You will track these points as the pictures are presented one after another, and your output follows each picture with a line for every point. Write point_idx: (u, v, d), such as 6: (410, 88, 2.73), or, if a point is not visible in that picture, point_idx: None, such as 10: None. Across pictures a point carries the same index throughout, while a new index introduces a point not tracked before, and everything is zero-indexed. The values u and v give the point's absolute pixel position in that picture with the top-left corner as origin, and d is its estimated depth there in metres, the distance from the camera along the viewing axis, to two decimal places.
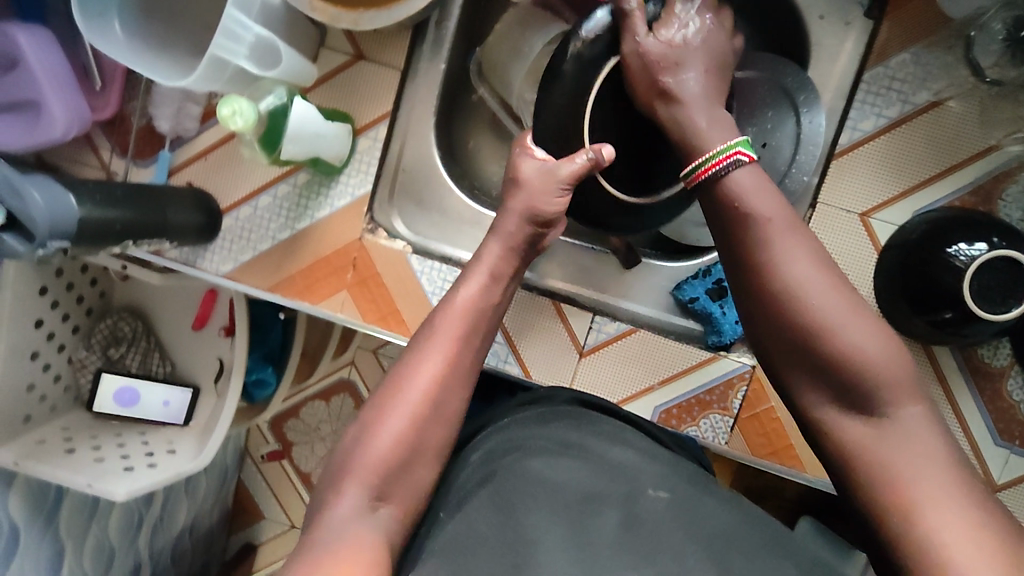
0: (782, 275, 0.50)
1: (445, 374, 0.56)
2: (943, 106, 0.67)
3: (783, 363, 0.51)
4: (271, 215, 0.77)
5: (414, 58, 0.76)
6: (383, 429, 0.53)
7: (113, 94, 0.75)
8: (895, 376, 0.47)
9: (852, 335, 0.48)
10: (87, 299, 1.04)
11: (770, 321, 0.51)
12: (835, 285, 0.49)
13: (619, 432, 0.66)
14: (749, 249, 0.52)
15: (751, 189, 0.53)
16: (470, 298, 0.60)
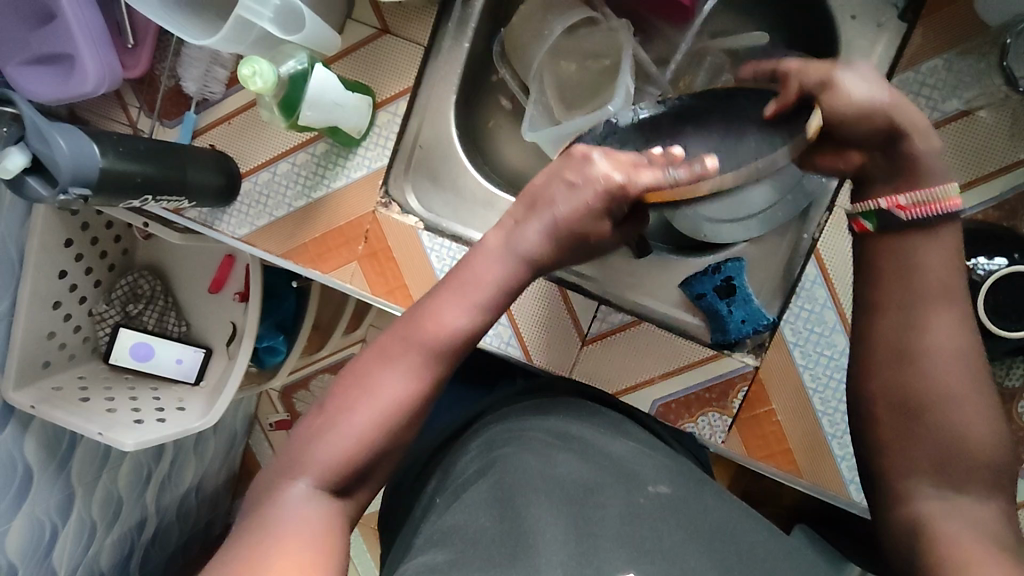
0: (927, 344, 0.56)
1: (411, 393, 0.56)
2: (973, 116, 0.65)
3: (891, 420, 0.57)
4: (288, 182, 0.78)
5: (438, 37, 0.76)
6: (342, 431, 0.54)
7: (144, 54, 0.76)
8: (986, 465, 0.54)
9: (964, 420, 0.55)
10: (110, 255, 1.07)
11: (899, 378, 0.57)
12: (971, 373, 0.56)
13: (609, 425, 0.67)
14: (904, 307, 0.58)
15: (925, 254, 0.58)
16: (455, 321, 0.58)
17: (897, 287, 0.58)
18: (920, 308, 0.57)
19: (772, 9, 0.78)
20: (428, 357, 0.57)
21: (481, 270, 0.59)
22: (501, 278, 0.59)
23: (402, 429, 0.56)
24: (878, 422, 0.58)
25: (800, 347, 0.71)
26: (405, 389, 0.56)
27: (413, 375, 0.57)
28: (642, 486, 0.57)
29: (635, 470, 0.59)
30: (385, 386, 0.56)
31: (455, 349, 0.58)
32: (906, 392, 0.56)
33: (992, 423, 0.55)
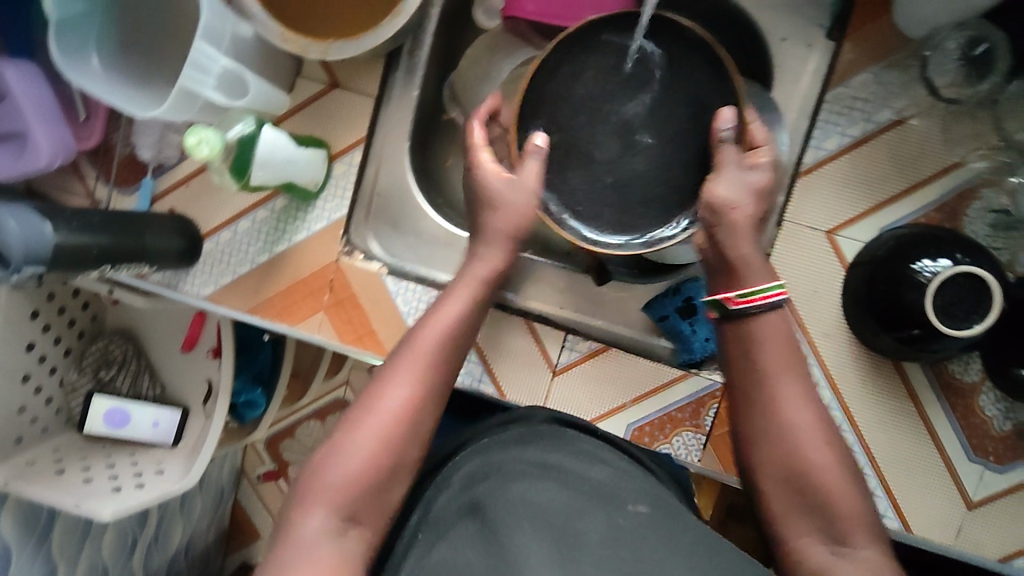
0: (784, 416, 0.59)
1: (416, 401, 0.59)
2: (905, 124, 0.68)
3: (773, 492, 0.59)
4: (249, 239, 0.79)
5: (387, 85, 0.78)
6: (351, 454, 0.56)
7: (97, 125, 0.76)
8: (859, 519, 0.56)
9: (833, 483, 0.57)
10: (80, 322, 1.07)
11: (766, 450, 0.59)
12: (827, 437, 0.58)
13: (590, 452, 0.66)
14: (755, 383, 0.60)
15: (765, 337, 0.60)
16: (448, 321, 0.62)
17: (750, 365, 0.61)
18: (770, 383, 0.60)
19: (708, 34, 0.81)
20: (432, 363, 0.60)
21: (468, 279, 0.65)
22: (459, 315, 0.63)
23: (412, 439, 0.58)
24: (763, 494, 0.59)
25: None
26: (411, 397, 0.58)
27: (416, 383, 0.59)
28: (623, 506, 0.57)
29: (612, 491, 0.59)
30: (390, 398, 0.58)
31: (445, 364, 0.61)
32: (776, 461, 0.58)
33: (853, 480, 0.58)
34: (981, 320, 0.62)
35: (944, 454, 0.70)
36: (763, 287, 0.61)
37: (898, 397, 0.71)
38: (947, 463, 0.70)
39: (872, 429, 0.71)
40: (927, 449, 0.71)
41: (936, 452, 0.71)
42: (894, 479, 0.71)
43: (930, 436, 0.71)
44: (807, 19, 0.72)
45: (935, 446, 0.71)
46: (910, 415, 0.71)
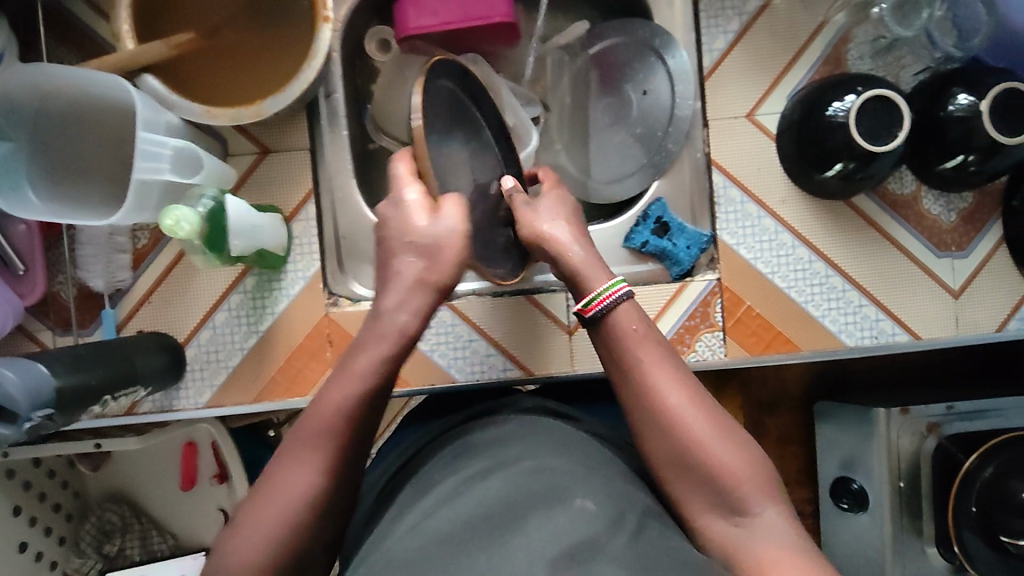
0: (658, 394, 0.55)
1: (321, 485, 0.52)
2: (771, 6, 0.78)
3: (669, 478, 0.54)
4: (232, 328, 0.77)
5: (316, 137, 0.80)
6: (249, 536, 0.49)
7: (39, 275, 0.73)
8: (754, 484, 0.52)
9: (721, 453, 0.52)
10: (64, 504, 0.99)
11: (653, 431, 0.55)
12: (705, 408, 0.54)
13: (548, 440, 0.59)
14: (625, 365, 0.57)
15: (624, 320, 0.59)
16: (345, 399, 0.55)
17: (619, 352, 0.58)
18: (642, 361, 0.57)
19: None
20: (335, 443, 0.53)
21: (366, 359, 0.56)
22: (362, 401, 0.55)
23: (324, 520, 0.52)
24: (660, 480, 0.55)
25: (743, 244, 0.79)
26: (314, 494, 0.51)
27: (320, 478, 0.52)
28: (566, 502, 0.50)
29: (561, 483, 0.52)
30: (286, 492, 0.51)
31: (346, 456, 0.53)
32: (661, 447, 0.54)
33: (743, 445, 0.53)
34: (901, 129, 0.70)
35: (917, 260, 0.80)
36: (600, 291, 0.60)
37: (863, 229, 0.80)
38: (923, 267, 0.80)
39: (853, 266, 0.80)
40: (902, 263, 0.80)
41: (909, 262, 0.80)
42: (885, 297, 0.80)
43: (900, 250, 0.80)
44: None
45: (908, 257, 0.80)
46: (878, 240, 0.80)
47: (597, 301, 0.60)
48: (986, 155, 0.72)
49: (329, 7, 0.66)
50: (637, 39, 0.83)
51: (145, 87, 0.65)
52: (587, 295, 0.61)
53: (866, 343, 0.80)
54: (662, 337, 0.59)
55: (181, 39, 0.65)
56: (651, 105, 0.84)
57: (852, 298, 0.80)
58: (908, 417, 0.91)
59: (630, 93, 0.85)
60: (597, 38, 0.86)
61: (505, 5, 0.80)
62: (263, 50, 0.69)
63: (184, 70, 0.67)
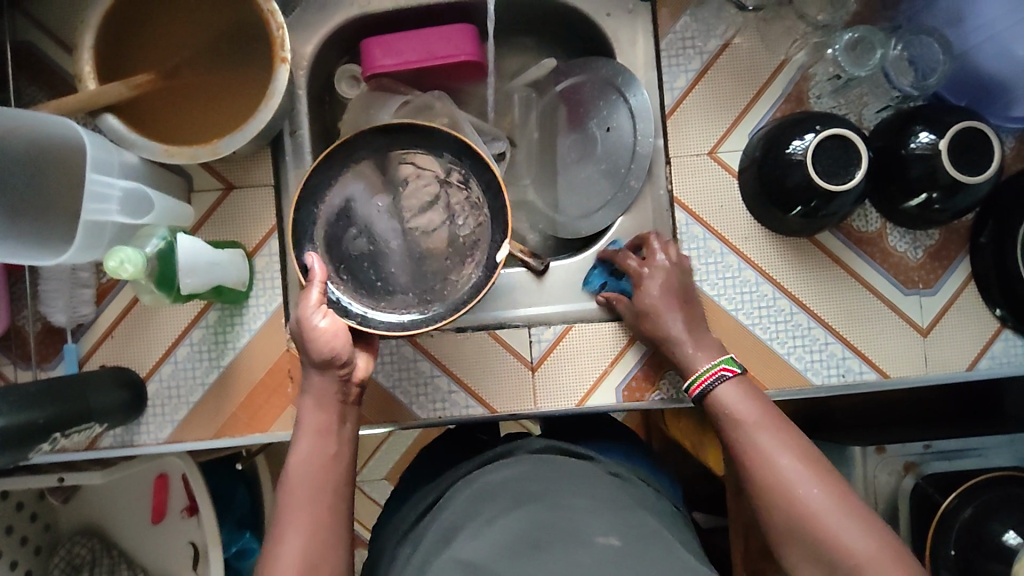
0: (771, 471, 0.58)
1: (310, 546, 0.55)
2: (732, 45, 0.78)
3: (791, 550, 0.57)
4: (193, 364, 0.77)
5: (281, 172, 0.80)
6: None
7: (1, 310, 0.74)
8: (879, 561, 0.53)
9: (841, 531, 0.54)
10: (32, 537, 0.99)
11: (769, 506, 0.58)
12: (826, 485, 0.57)
13: (515, 477, 0.59)
14: (743, 443, 0.61)
15: (736, 401, 0.64)
16: (307, 457, 0.58)
17: (736, 432, 0.62)
18: (756, 438, 0.60)
19: (546, 35, 0.90)
20: (314, 502, 0.57)
21: (311, 412, 0.60)
22: (325, 455, 0.58)
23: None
24: (784, 553, 0.58)
25: (707, 281, 0.79)
26: (304, 556, 0.54)
27: (307, 538, 0.55)
28: (587, 540, 0.50)
29: (578, 520, 0.52)
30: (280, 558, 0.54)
31: (328, 506, 0.57)
32: (782, 524, 0.57)
33: (866, 521, 0.55)
34: (859, 168, 0.70)
35: (884, 298, 0.79)
36: (701, 371, 0.67)
37: (828, 266, 0.79)
38: (891, 305, 0.79)
39: (818, 303, 0.79)
40: (868, 300, 0.79)
41: (877, 300, 0.79)
42: (853, 335, 0.79)
43: (866, 288, 0.79)
44: None
45: (875, 295, 0.79)
46: (844, 277, 0.79)
47: (697, 382, 0.67)
48: (949, 192, 0.71)
49: (286, 48, 0.68)
50: (602, 78, 0.84)
51: (106, 126, 0.66)
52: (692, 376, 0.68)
53: (834, 381, 0.79)
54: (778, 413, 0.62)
55: (141, 79, 0.67)
56: (615, 142, 0.84)
57: (819, 335, 0.79)
58: (884, 456, 0.92)
59: (595, 130, 0.85)
60: (564, 75, 0.87)
61: (469, 44, 0.81)
62: (222, 88, 0.70)
63: (145, 108, 0.69)
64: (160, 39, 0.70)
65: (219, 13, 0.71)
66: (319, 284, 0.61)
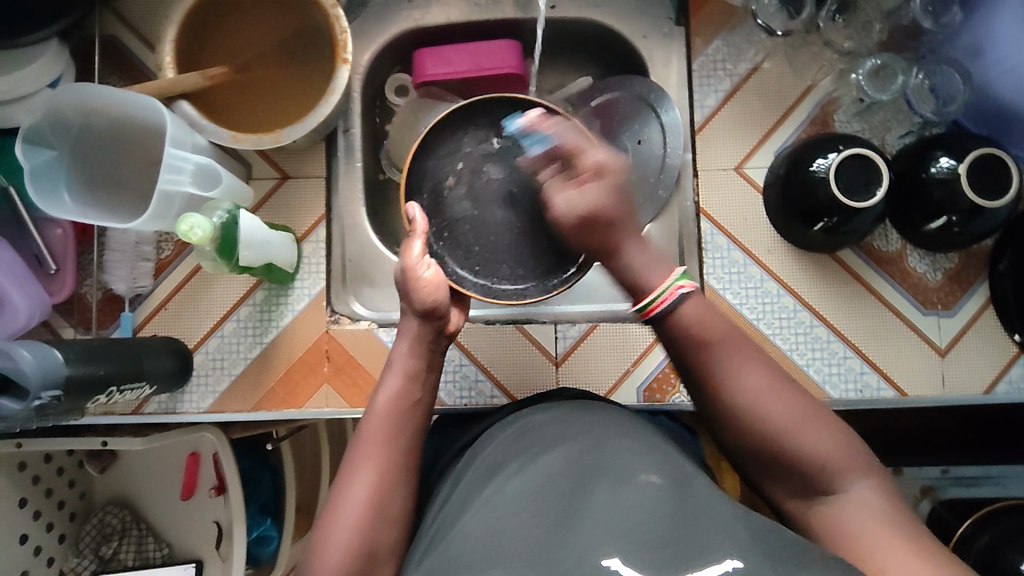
0: (736, 393, 0.59)
1: (380, 481, 0.60)
2: (761, 68, 0.83)
3: (757, 464, 0.60)
4: (238, 339, 0.82)
5: (332, 165, 0.87)
6: (328, 545, 0.57)
7: (69, 276, 0.80)
8: (843, 461, 0.57)
9: (806, 441, 0.57)
10: (68, 502, 1.03)
11: (736, 429, 0.60)
12: (788, 398, 0.59)
13: (541, 429, 0.60)
14: (709, 363, 0.60)
15: (701, 318, 0.61)
16: (389, 399, 0.63)
17: (701, 352, 0.61)
18: (721, 364, 0.60)
19: (584, 55, 0.95)
20: (388, 440, 0.61)
21: (403, 355, 0.65)
22: (403, 400, 0.63)
23: (387, 514, 0.59)
24: (750, 465, 0.61)
25: (729, 289, 0.82)
26: (375, 486, 0.59)
27: (379, 470, 0.60)
28: (630, 475, 0.53)
29: (621, 458, 0.55)
30: (354, 488, 0.59)
31: (401, 446, 0.62)
32: (747, 438, 0.59)
33: (826, 426, 0.58)
34: (880, 188, 0.73)
35: (903, 317, 0.81)
36: (659, 290, 0.61)
37: (848, 283, 0.82)
38: (909, 323, 0.81)
39: (838, 318, 0.81)
40: (887, 318, 0.81)
41: (896, 318, 0.81)
42: (870, 351, 0.81)
43: (884, 305, 0.82)
44: (658, 15, 0.87)
45: (893, 313, 0.82)
46: (863, 295, 0.82)
47: (651, 306, 0.62)
48: (968, 216, 0.74)
49: (348, 50, 0.74)
50: (635, 93, 0.88)
51: (180, 111, 0.73)
52: (648, 296, 0.62)
53: (851, 396, 0.80)
54: (737, 333, 0.62)
55: (216, 72, 0.74)
56: (646, 154, 0.88)
57: (837, 349, 0.81)
58: (900, 479, 0.93)
59: (625, 142, 0.89)
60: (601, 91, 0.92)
61: (513, 58, 0.87)
62: (288, 84, 0.77)
63: (216, 99, 0.76)
64: (235, 39, 0.77)
65: (290, 17, 0.78)
66: (420, 237, 0.67)
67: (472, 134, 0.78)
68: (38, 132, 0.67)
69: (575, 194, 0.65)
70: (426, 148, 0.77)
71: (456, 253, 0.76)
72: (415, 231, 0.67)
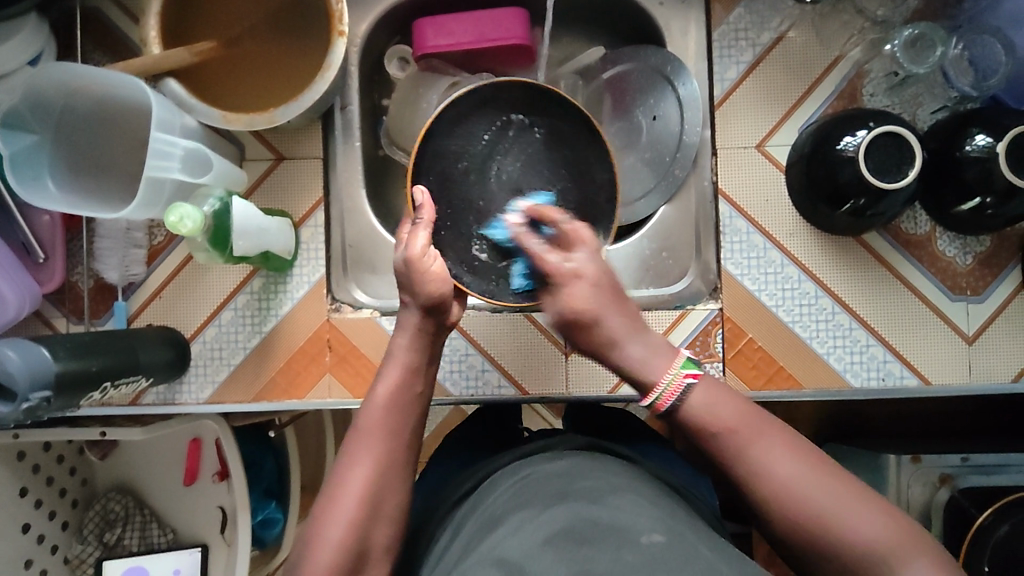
0: (766, 479, 0.51)
1: (377, 479, 0.57)
2: (786, 38, 0.78)
3: (804, 558, 0.51)
4: (236, 327, 0.79)
5: (330, 146, 0.83)
6: (321, 545, 0.53)
7: (58, 265, 0.77)
8: (905, 551, 0.48)
9: (852, 528, 0.49)
10: (70, 490, 1.02)
11: (771, 520, 0.52)
12: (825, 479, 0.51)
13: (564, 474, 0.58)
14: (728, 456, 0.53)
15: (706, 403, 0.54)
16: (389, 394, 0.60)
17: (715, 443, 0.53)
18: (744, 449, 0.52)
19: (596, 24, 0.90)
20: (387, 436, 0.58)
21: (403, 349, 0.63)
22: (402, 396, 0.60)
23: (382, 519, 0.56)
24: (794, 559, 0.52)
25: (747, 275, 0.78)
26: (372, 485, 0.56)
27: (376, 467, 0.57)
28: (632, 538, 0.48)
29: (622, 519, 0.50)
30: (349, 488, 0.56)
31: (401, 445, 0.59)
32: (792, 536, 0.51)
33: (877, 511, 0.49)
34: (912, 168, 0.69)
35: (931, 305, 0.78)
36: (664, 384, 0.55)
37: (873, 268, 0.78)
38: (937, 311, 0.78)
39: (862, 304, 0.78)
40: (913, 305, 0.78)
41: (924, 306, 0.78)
42: (894, 339, 0.78)
43: (912, 292, 0.78)
44: None
45: (921, 300, 0.78)
46: (889, 280, 0.78)
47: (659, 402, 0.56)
48: (1004, 197, 0.69)
49: (344, 21, 0.69)
50: (651, 65, 0.84)
51: (168, 90, 0.69)
52: (655, 387, 0.56)
53: (873, 385, 0.77)
54: (760, 413, 0.54)
55: (204, 47, 0.69)
56: (661, 131, 0.84)
57: (860, 336, 0.78)
58: (919, 467, 0.89)
59: (639, 117, 0.85)
60: (613, 63, 0.87)
61: (520, 28, 0.82)
62: (280, 59, 0.72)
63: (204, 76, 0.71)
64: (221, 10, 0.72)
65: None
66: (426, 225, 0.64)
67: (495, 123, 0.73)
68: (17, 115, 0.63)
69: (554, 298, 0.60)
70: (446, 127, 0.72)
71: (456, 246, 0.71)
72: (421, 218, 0.65)
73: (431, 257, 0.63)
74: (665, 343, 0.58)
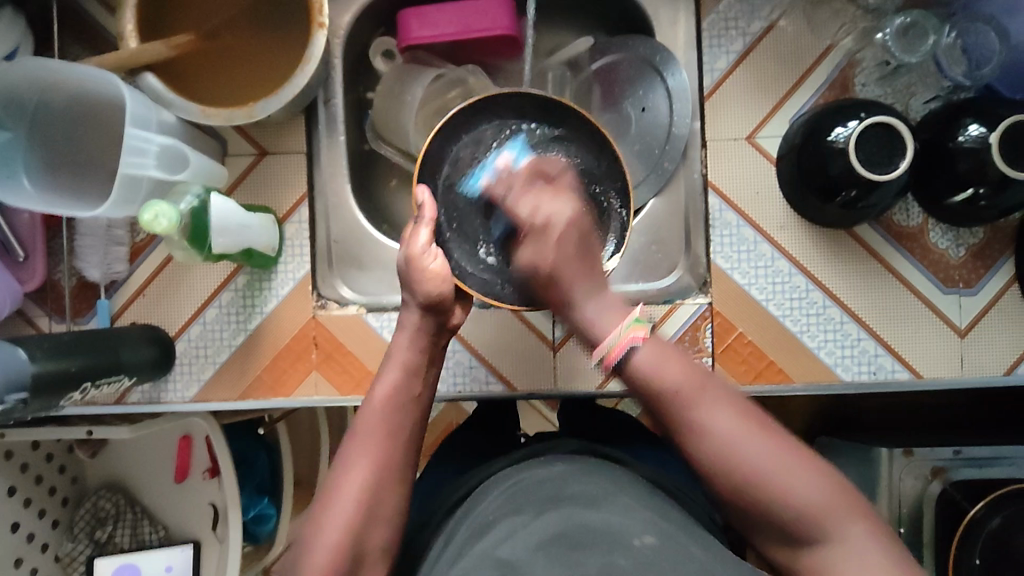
0: (708, 438, 0.53)
1: (374, 480, 0.56)
2: (776, 27, 0.76)
3: (735, 512, 0.53)
4: (221, 325, 0.78)
5: (314, 140, 0.82)
6: (315, 550, 0.53)
7: (38, 262, 0.76)
8: (833, 506, 0.50)
9: (785, 484, 0.51)
10: (59, 488, 1.01)
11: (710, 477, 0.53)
12: (762, 437, 0.53)
13: (563, 476, 0.58)
14: (676, 417, 0.54)
15: (656, 365, 0.56)
16: (387, 395, 0.60)
17: (665, 404, 0.55)
18: (689, 409, 0.54)
19: (584, 13, 0.89)
20: (387, 438, 0.58)
21: (403, 350, 0.62)
22: (402, 397, 0.60)
23: (378, 522, 0.56)
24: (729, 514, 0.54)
25: (737, 269, 0.77)
26: (369, 485, 0.55)
27: (374, 468, 0.56)
28: (624, 544, 0.48)
29: (607, 523, 0.49)
30: (344, 490, 0.55)
31: (401, 445, 0.58)
32: (728, 496, 0.52)
33: (808, 468, 0.52)
34: (904, 160, 0.68)
35: (923, 298, 0.77)
36: (614, 339, 0.58)
37: (864, 261, 0.77)
38: (929, 304, 0.77)
39: (854, 297, 0.77)
40: (905, 298, 0.77)
41: (916, 300, 0.77)
42: (886, 333, 0.77)
43: (904, 286, 0.77)
44: None
45: (913, 293, 0.77)
46: (881, 273, 0.77)
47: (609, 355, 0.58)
48: (997, 188, 0.68)
49: (324, 13, 0.68)
50: (640, 56, 0.82)
51: (145, 84, 0.67)
52: (604, 346, 0.58)
53: (864, 379, 0.77)
54: (704, 376, 0.56)
55: (181, 40, 0.68)
56: (650, 123, 0.82)
57: (851, 330, 0.77)
58: (910, 460, 0.89)
59: (628, 108, 0.84)
60: (602, 53, 0.85)
61: (506, 18, 0.80)
62: (260, 52, 0.71)
63: (183, 70, 0.70)
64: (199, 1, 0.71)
65: None
66: (427, 224, 0.63)
67: (500, 125, 0.71)
68: None
69: (532, 247, 0.62)
70: (449, 133, 0.70)
71: (462, 246, 0.68)
72: (422, 217, 0.64)
73: (432, 258, 0.63)
74: (621, 302, 0.61)
